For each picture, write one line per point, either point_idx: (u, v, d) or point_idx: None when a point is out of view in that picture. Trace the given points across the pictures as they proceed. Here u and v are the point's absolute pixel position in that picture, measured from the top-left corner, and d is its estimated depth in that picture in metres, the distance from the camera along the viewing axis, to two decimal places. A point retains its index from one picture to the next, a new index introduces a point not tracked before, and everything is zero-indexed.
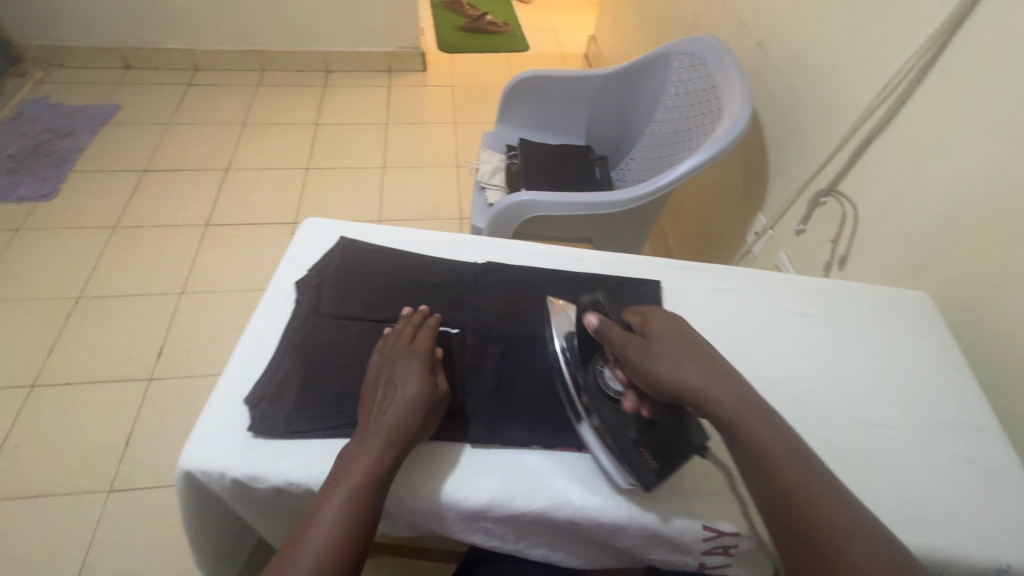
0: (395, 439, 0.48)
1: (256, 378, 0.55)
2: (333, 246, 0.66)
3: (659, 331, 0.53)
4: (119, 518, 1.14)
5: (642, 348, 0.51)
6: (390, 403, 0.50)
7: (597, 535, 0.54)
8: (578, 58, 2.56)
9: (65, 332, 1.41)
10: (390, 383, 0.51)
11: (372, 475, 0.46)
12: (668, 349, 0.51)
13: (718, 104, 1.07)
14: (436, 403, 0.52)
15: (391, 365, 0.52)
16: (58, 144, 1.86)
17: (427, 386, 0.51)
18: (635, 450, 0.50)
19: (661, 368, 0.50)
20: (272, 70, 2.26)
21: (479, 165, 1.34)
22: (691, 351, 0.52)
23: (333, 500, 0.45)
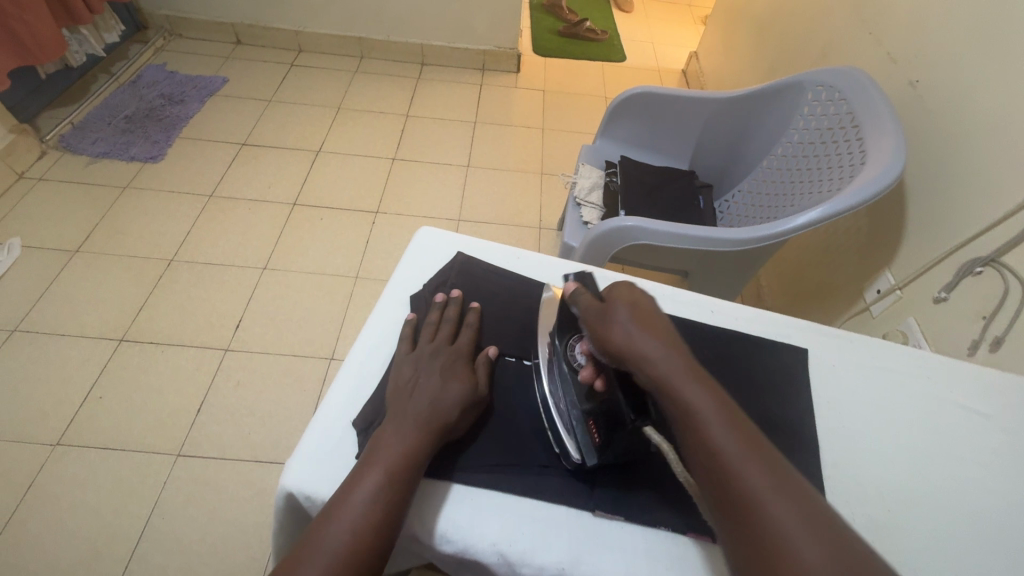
0: (431, 429, 0.47)
1: (365, 399, 0.53)
2: (450, 263, 0.64)
3: (620, 299, 0.52)
4: (183, 483, 1.17)
5: (600, 315, 0.51)
6: (428, 392, 0.50)
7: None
8: (676, 73, 2.46)
9: (156, 292, 1.47)
10: (429, 375, 0.51)
11: (407, 458, 0.45)
12: (622, 312, 0.50)
13: (862, 151, 0.96)
14: (477, 401, 0.52)
15: (431, 357, 0.53)
16: (170, 110, 1.96)
17: (464, 379, 0.51)
18: (583, 423, 0.50)
19: (615, 333, 0.49)
20: (370, 57, 2.30)
21: (576, 179, 1.28)
22: (644, 316, 0.49)
23: (368, 479, 0.44)
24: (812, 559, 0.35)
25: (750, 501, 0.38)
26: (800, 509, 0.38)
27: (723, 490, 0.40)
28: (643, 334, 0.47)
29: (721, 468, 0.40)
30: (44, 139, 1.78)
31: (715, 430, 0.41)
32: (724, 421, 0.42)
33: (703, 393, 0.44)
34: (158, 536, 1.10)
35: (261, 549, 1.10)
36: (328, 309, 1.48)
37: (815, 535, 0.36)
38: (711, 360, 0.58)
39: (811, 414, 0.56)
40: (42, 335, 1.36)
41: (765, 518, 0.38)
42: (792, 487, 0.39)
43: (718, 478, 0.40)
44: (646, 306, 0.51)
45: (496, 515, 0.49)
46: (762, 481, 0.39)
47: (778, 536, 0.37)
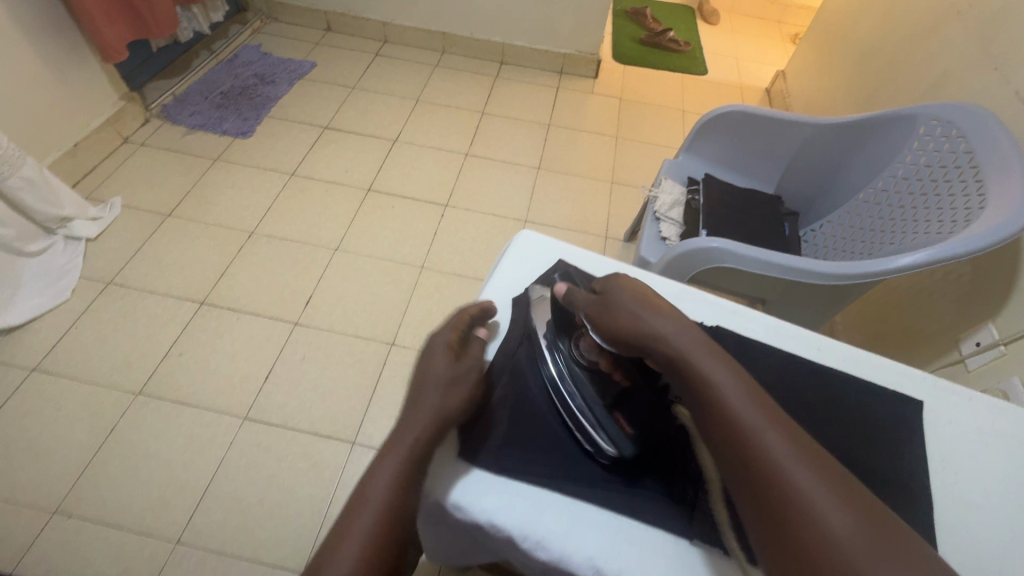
0: (433, 413, 0.46)
1: None
2: (551, 268, 0.63)
3: (624, 286, 0.51)
4: (247, 447, 1.22)
5: (604, 306, 0.50)
6: (428, 381, 0.49)
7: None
8: (758, 91, 2.38)
9: (236, 261, 1.55)
10: (418, 367, 0.51)
11: (418, 447, 0.44)
12: (627, 299, 0.49)
13: (980, 195, 0.90)
14: (464, 379, 0.51)
15: (423, 351, 0.52)
16: (262, 90, 2.06)
17: (449, 363, 0.51)
18: (609, 417, 0.51)
19: (624, 319, 0.48)
20: (451, 52, 2.34)
21: (656, 193, 1.26)
22: (652, 301, 0.48)
23: (380, 471, 0.42)
24: (835, 520, 0.34)
25: (767, 461, 0.37)
26: (820, 473, 0.36)
27: (747, 460, 0.37)
28: (650, 317, 0.47)
29: (744, 438, 0.38)
30: (149, 107, 1.91)
31: (733, 399, 0.40)
32: (739, 391, 0.41)
33: (717, 363, 0.43)
34: (220, 494, 1.16)
35: (314, 520, 1.14)
36: (393, 295, 1.52)
37: (834, 494, 0.35)
38: (820, 402, 0.55)
39: (925, 473, 0.52)
40: (133, 290, 1.46)
41: (786, 482, 0.36)
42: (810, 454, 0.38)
43: (739, 449, 0.38)
44: (651, 293, 0.50)
45: (591, 531, 0.47)
46: (780, 443, 0.38)
47: (798, 500, 0.35)
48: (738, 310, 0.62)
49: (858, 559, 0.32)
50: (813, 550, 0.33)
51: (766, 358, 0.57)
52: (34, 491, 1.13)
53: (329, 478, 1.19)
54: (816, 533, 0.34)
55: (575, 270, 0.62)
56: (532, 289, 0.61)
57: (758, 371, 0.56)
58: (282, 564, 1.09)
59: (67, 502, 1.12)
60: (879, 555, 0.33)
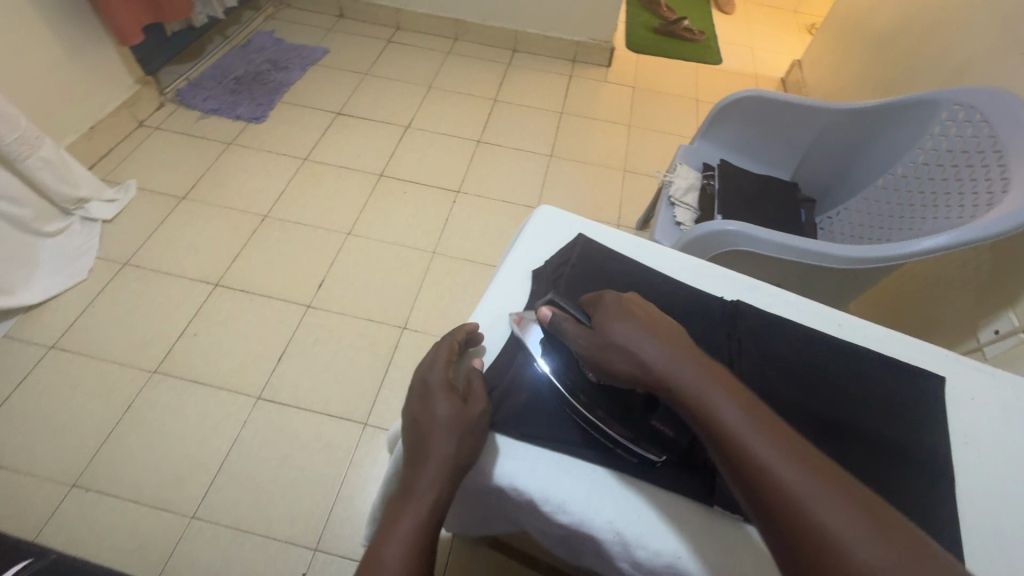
0: (449, 465, 0.44)
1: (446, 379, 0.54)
2: (571, 241, 0.63)
3: (611, 316, 0.46)
4: (261, 425, 1.24)
5: (597, 344, 0.46)
6: (436, 429, 0.45)
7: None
8: (773, 81, 2.35)
9: (249, 244, 1.56)
10: (422, 410, 0.47)
11: (435, 508, 0.42)
12: (626, 330, 0.45)
13: (1003, 181, 0.88)
14: (475, 425, 0.47)
15: (423, 394, 0.48)
16: (275, 75, 2.06)
17: (455, 405, 0.47)
18: (646, 426, 0.48)
19: (619, 362, 0.45)
20: (463, 40, 2.33)
21: (672, 178, 1.25)
22: (645, 330, 0.45)
23: (394, 535, 0.40)
24: (868, 556, 0.33)
25: (791, 503, 0.35)
26: (846, 505, 0.35)
27: (768, 503, 0.36)
28: (652, 348, 0.44)
29: (764, 480, 0.37)
30: (163, 92, 1.92)
31: (746, 438, 0.38)
32: (750, 427, 0.39)
33: (723, 397, 0.41)
34: (234, 471, 1.17)
35: (326, 498, 1.15)
36: (405, 280, 1.52)
37: (862, 524, 0.34)
38: (843, 374, 0.54)
39: (948, 448, 0.51)
40: (148, 272, 1.47)
41: (811, 524, 0.35)
42: (831, 479, 0.36)
43: (760, 492, 0.37)
44: (641, 318, 0.46)
45: (610, 497, 0.47)
46: (802, 478, 0.36)
47: (827, 540, 0.34)
48: (758, 287, 0.62)
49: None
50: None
51: (787, 331, 0.57)
52: (53, 464, 1.15)
53: (341, 458, 1.21)
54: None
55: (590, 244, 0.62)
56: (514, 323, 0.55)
57: (778, 344, 0.56)
58: (294, 540, 1.10)
59: (85, 476, 1.14)
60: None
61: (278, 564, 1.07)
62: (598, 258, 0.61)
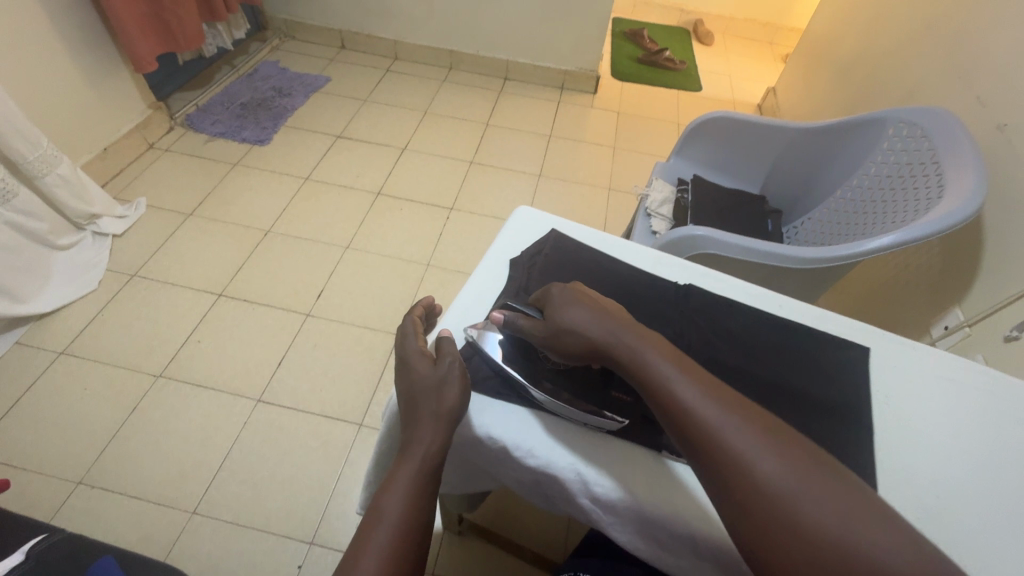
0: (438, 417, 0.51)
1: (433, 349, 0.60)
2: (545, 236, 0.71)
3: (562, 301, 0.54)
4: (261, 425, 1.29)
5: (550, 330, 0.53)
6: (420, 390, 0.52)
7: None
8: (750, 107, 2.50)
9: (252, 257, 1.64)
10: (404, 376, 0.53)
11: (429, 456, 0.49)
12: (574, 313, 0.53)
13: (940, 186, 0.98)
14: (456, 380, 0.53)
15: (404, 364, 0.54)
16: (279, 101, 2.18)
17: (431, 366, 0.53)
18: (607, 398, 0.56)
19: (572, 338, 0.52)
20: (458, 69, 2.47)
21: (648, 192, 1.34)
22: (590, 309, 0.53)
23: (396, 483, 0.47)
24: (768, 470, 0.41)
25: (709, 435, 0.43)
26: (752, 433, 0.42)
27: (691, 437, 0.44)
28: (597, 324, 0.52)
29: (688, 418, 0.44)
30: (173, 116, 2.03)
31: (673, 387, 0.46)
32: (677, 377, 0.47)
33: (656, 356, 0.49)
34: (234, 469, 1.22)
35: (322, 494, 1.20)
36: (400, 290, 1.60)
37: (765, 445, 0.42)
38: (779, 344, 0.62)
39: (869, 406, 0.59)
40: (156, 282, 1.55)
41: (724, 449, 0.42)
42: (743, 412, 0.44)
43: (686, 429, 0.44)
44: (586, 301, 0.54)
45: (573, 444, 0.54)
46: (717, 412, 0.44)
47: (737, 460, 0.41)
48: (709, 274, 0.70)
49: (786, 498, 0.40)
50: (750, 501, 0.40)
51: (733, 310, 0.65)
52: (59, 464, 1.19)
53: (337, 456, 1.26)
54: (753, 487, 0.40)
55: (561, 237, 0.70)
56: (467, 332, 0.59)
57: (724, 321, 0.64)
58: (291, 534, 1.15)
59: (90, 474, 1.19)
60: (807, 491, 0.40)
61: (276, 556, 1.12)
62: (567, 248, 0.69)
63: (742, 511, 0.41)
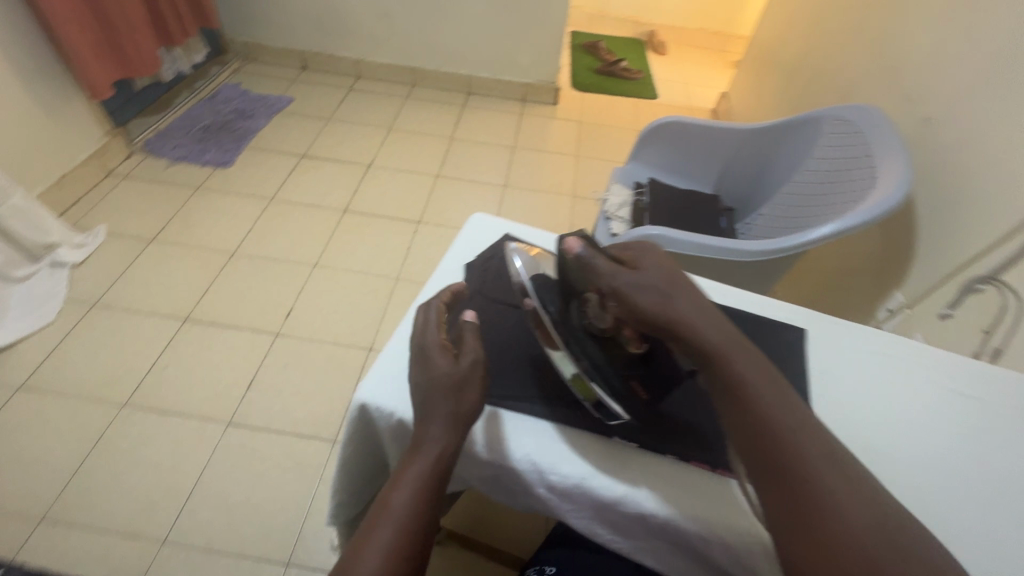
0: (451, 418, 0.49)
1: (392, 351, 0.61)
2: (499, 240, 0.74)
3: (651, 267, 0.50)
4: (232, 448, 1.28)
5: (631, 284, 0.48)
6: (432, 387, 0.50)
7: (728, 566, 0.53)
8: (705, 111, 2.60)
9: (218, 280, 1.63)
10: (419, 371, 0.51)
11: (441, 457, 0.48)
12: (661, 282, 0.49)
13: (873, 177, 1.05)
14: (472, 379, 0.51)
15: (425, 354, 0.52)
16: (241, 123, 2.18)
17: (456, 364, 0.51)
18: (626, 384, 0.54)
19: (648, 303, 0.48)
20: (420, 85, 2.50)
21: (607, 196, 1.39)
22: (677, 286, 0.49)
23: (402, 482, 0.46)
24: (855, 519, 0.41)
25: (804, 469, 0.43)
26: (850, 487, 0.42)
27: (777, 462, 0.43)
28: (691, 310, 0.48)
29: (783, 446, 0.44)
30: (132, 142, 2.00)
31: (772, 408, 0.45)
32: (777, 400, 0.45)
33: (754, 371, 0.46)
34: (206, 494, 1.20)
35: (298, 512, 1.19)
36: (370, 304, 1.61)
37: (855, 498, 0.42)
38: None
39: (805, 382, 0.63)
40: (118, 310, 1.52)
41: (817, 487, 0.42)
42: (835, 459, 0.44)
43: (776, 453, 0.44)
44: (677, 277, 0.50)
45: (528, 436, 0.56)
46: (817, 450, 0.43)
47: (828, 502, 0.41)
48: None
49: (876, 553, 0.40)
50: (836, 547, 0.40)
51: None
52: (20, 502, 1.15)
53: (312, 473, 1.25)
54: (836, 532, 0.40)
55: (514, 241, 0.73)
56: (517, 254, 0.57)
57: None
58: (268, 556, 1.13)
59: (53, 510, 1.15)
60: (888, 550, 0.40)
61: None
62: None
63: (818, 550, 0.40)
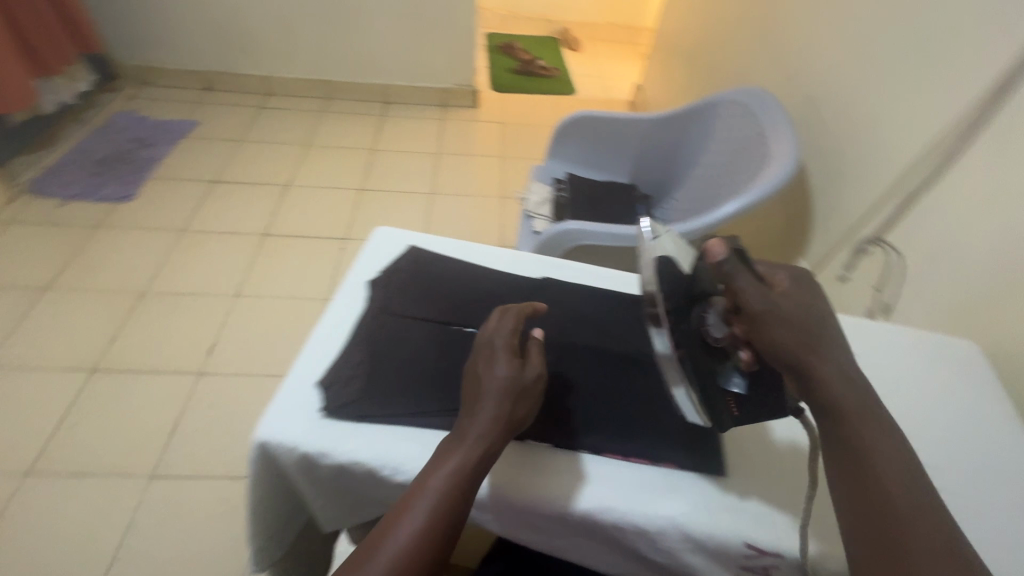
0: (496, 423, 0.49)
1: (293, 382, 0.58)
2: (403, 253, 0.72)
3: (796, 301, 0.50)
4: (158, 503, 1.18)
5: (772, 307, 0.48)
6: (489, 389, 0.50)
7: (652, 555, 0.54)
8: (622, 103, 2.67)
9: (128, 323, 1.51)
10: (475, 372, 0.52)
11: (484, 455, 0.48)
12: (800, 315, 0.49)
13: (766, 153, 1.11)
14: (526, 387, 0.52)
15: (490, 354, 0.53)
16: (140, 153, 2.03)
17: (521, 371, 0.52)
18: (721, 398, 0.53)
19: (776, 331, 0.48)
20: (335, 98, 2.42)
21: (527, 196, 1.39)
22: (813, 328, 0.49)
23: (437, 472, 0.47)
24: None
25: (901, 541, 0.43)
26: (950, 556, 0.42)
27: (875, 527, 0.44)
28: (829, 366, 0.49)
29: (886, 513, 0.44)
30: (13, 183, 1.82)
31: (886, 479, 0.45)
32: (895, 474, 0.46)
33: (877, 442, 0.47)
34: (132, 557, 1.11)
35: (238, 560, 1.12)
36: (300, 329, 1.54)
37: None
38: (627, 319, 0.68)
39: None
40: (11, 371, 1.37)
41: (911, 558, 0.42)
42: (944, 546, 0.42)
43: (878, 516, 0.44)
44: (818, 323, 0.50)
45: None
46: (919, 529, 0.43)
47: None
48: (563, 265, 0.75)
49: None
50: None
51: (584, 295, 0.70)
52: None
53: None
54: None
55: (419, 252, 0.71)
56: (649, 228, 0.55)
57: (576, 307, 0.68)
58: None
59: None
60: None
61: None
62: (425, 262, 0.70)
63: None
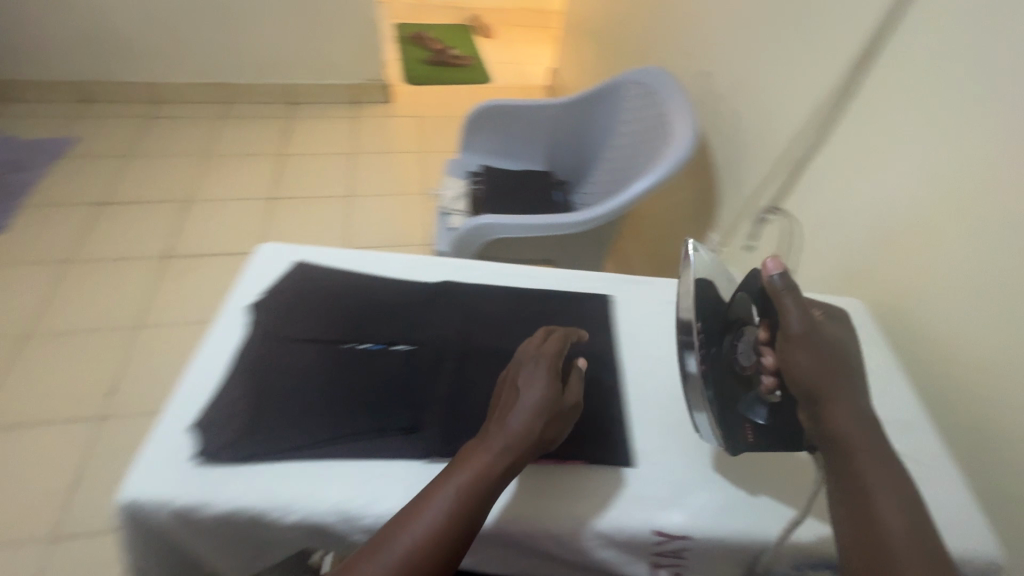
0: (519, 440, 0.48)
1: (164, 427, 0.52)
2: (290, 270, 0.67)
3: (829, 338, 0.54)
4: (62, 568, 1.07)
5: (808, 335, 0.53)
6: (522, 403, 0.50)
7: (570, 556, 0.54)
8: (539, 88, 2.66)
9: (10, 372, 1.34)
10: (515, 385, 0.52)
11: (501, 472, 0.47)
12: (830, 350, 0.53)
13: (667, 131, 1.13)
14: (559, 409, 0.52)
15: (531, 370, 0.53)
16: (8, 178, 1.81)
17: (560, 394, 0.53)
18: (738, 422, 0.57)
19: (805, 357, 0.52)
20: (236, 102, 2.26)
21: (442, 192, 1.37)
22: (840, 363, 0.53)
23: (451, 480, 0.46)
24: None
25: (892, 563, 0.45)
26: None
27: (868, 547, 0.46)
28: (843, 404, 0.52)
29: (880, 537, 0.46)
30: None
31: (882, 509, 0.47)
32: (892, 505, 0.48)
33: (879, 474, 0.49)
34: None
35: None
36: None
37: None
38: (531, 316, 0.67)
39: (611, 348, 0.67)
40: None
41: None
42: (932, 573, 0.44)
43: (871, 536, 0.47)
44: (844, 363, 0.53)
45: (331, 480, 0.50)
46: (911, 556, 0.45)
47: None
48: (465, 265, 0.72)
49: None
50: None
51: (487, 295, 0.68)
52: None
53: None
54: None
55: (309, 268, 0.67)
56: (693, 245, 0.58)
57: (478, 309, 0.66)
58: None
59: None
60: None
61: None
62: (315, 277, 0.66)
63: None
